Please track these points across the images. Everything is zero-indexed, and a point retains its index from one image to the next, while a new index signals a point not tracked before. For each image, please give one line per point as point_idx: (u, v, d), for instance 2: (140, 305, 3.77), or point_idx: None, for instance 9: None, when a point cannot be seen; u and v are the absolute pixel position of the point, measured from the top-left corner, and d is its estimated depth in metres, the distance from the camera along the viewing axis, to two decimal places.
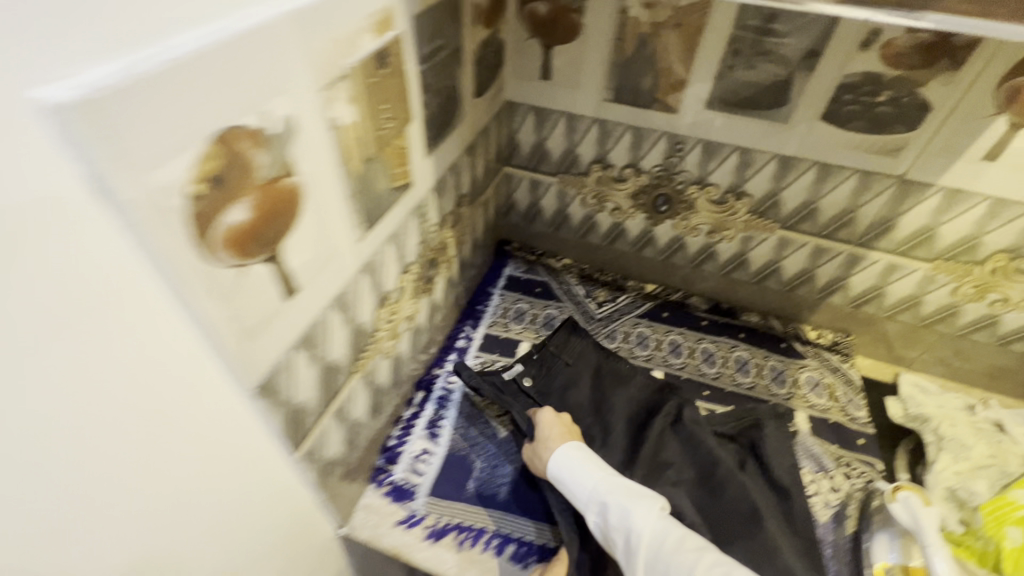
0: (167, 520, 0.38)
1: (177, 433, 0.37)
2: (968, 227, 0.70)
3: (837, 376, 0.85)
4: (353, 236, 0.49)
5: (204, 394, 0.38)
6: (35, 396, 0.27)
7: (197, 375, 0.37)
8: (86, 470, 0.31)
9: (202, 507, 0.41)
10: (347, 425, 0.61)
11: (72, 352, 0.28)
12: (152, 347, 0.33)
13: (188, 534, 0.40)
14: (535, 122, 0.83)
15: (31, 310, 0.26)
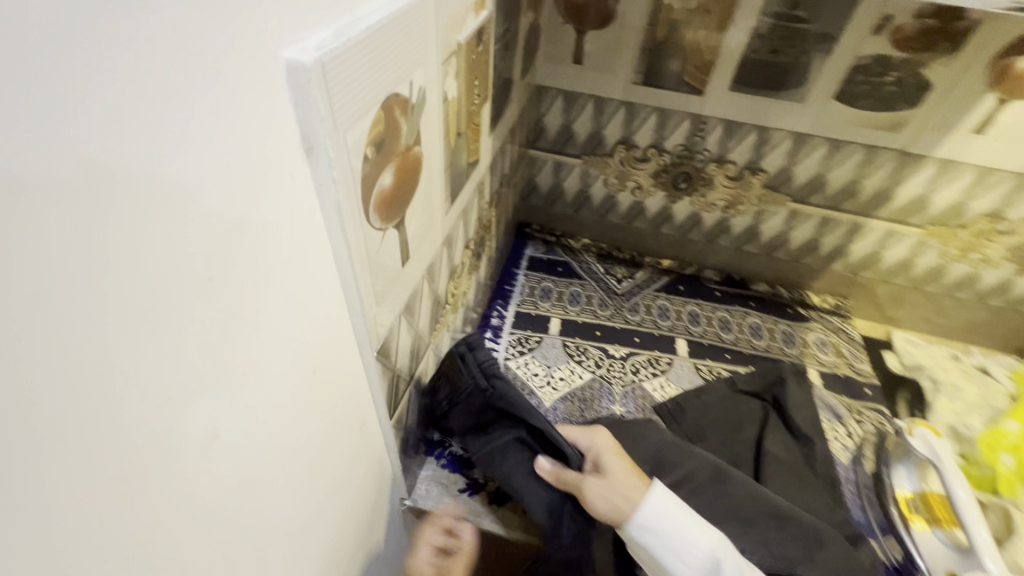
0: (309, 472, 0.40)
1: (323, 388, 0.39)
2: (957, 195, 0.79)
3: (840, 336, 0.94)
4: (442, 208, 0.51)
5: (342, 352, 0.40)
6: (251, 339, 0.29)
7: (340, 336, 0.39)
8: (270, 414, 0.33)
9: (332, 465, 0.44)
10: (418, 396, 0.63)
11: (274, 301, 0.30)
12: (319, 303, 0.35)
13: (318, 488, 0.42)
14: (563, 106, 0.87)
15: (256, 257, 0.28)
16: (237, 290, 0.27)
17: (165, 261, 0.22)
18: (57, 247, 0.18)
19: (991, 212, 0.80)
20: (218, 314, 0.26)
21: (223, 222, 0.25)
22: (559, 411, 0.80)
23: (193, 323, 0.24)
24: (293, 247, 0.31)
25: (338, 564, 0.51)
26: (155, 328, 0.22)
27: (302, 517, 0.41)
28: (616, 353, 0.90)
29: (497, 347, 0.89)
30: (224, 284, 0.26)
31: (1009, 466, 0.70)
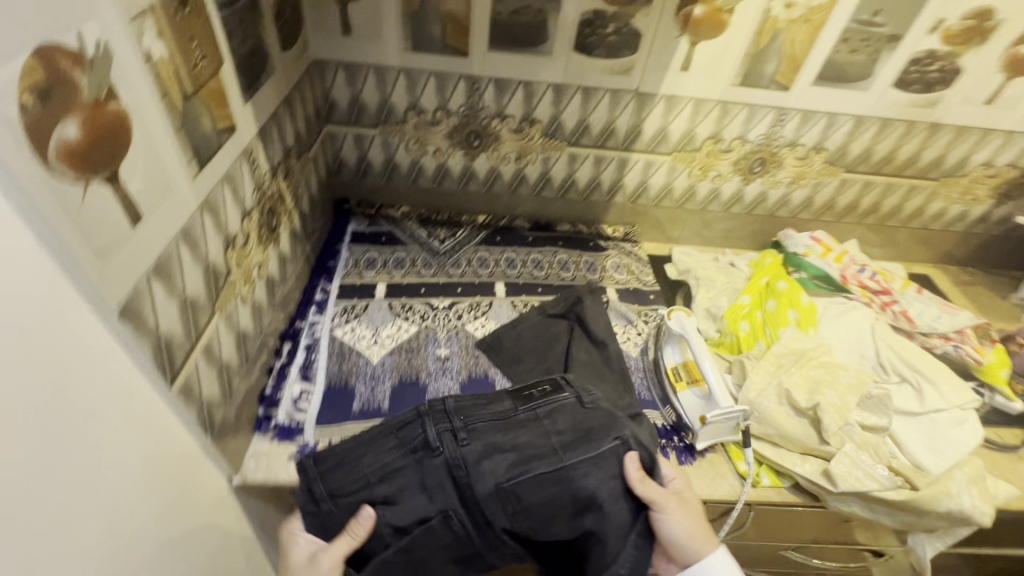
0: (65, 445, 0.39)
1: (54, 356, 0.38)
2: (686, 124, 0.97)
3: (631, 257, 1.10)
4: (186, 171, 0.52)
5: (71, 317, 0.40)
6: None
7: (65, 303, 0.39)
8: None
9: (97, 451, 0.43)
10: (216, 367, 0.63)
11: None
12: (17, 263, 0.34)
13: (85, 461, 0.41)
14: (347, 79, 0.90)
15: None
16: None
17: None
18: None
19: (712, 135, 0.99)
20: None
21: None
22: (388, 364, 0.85)
23: None
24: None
25: (146, 547, 0.50)
26: None
27: (66, 505, 0.40)
28: (440, 305, 0.96)
29: (322, 319, 0.90)
30: None
31: (744, 330, 0.92)
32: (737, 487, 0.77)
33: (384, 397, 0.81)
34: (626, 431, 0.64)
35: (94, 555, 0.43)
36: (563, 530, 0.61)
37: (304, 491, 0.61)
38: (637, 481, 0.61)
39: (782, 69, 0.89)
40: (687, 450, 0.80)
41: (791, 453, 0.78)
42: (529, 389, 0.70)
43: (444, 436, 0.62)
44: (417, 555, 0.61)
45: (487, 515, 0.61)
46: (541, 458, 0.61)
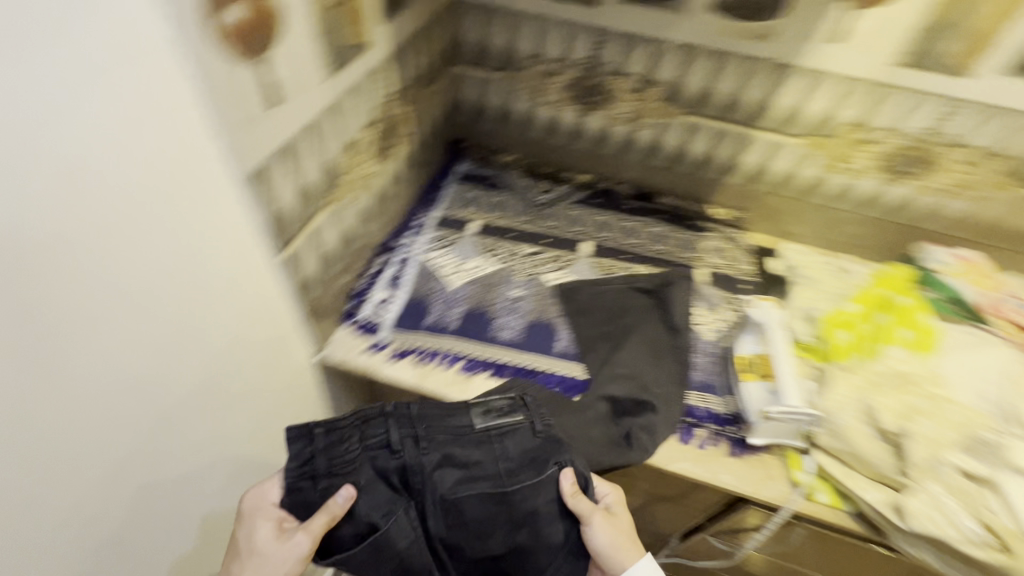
0: (179, 266, 0.52)
1: (187, 195, 0.50)
2: (826, 104, 0.88)
3: (732, 244, 1.04)
4: (320, 73, 0.60)
5: (208, 170, 0.51)
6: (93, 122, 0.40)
7: (207, 155, 0.50)
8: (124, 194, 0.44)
9: (205, 281, 0.55)
10: (318, 253, 0.74)
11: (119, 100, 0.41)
12: (172, 113, 0.46)
13: (192, 285, 0.54)
14: (480, 21, 0.95)
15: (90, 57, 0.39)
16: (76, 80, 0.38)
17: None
18: None
19: (857, 120, 0.88)
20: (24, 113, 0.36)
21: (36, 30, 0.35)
22: (464, 293, 0.91)
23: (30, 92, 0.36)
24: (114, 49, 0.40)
25: (222, 374, 0.63)
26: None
27: (169, 309, 0.52)
28: (524, 251, 1.00)
29: (416, 242, 0.98)
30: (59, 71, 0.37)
31: (842, 341, 0.81)
32: (786, 496, 0.73)
33: (454, 318, 0.88)
34: (567, 457, 0.67)
35: (179, 355, 0.55)
36: (498, 546, 0.66)
37: (303, 458, 0.64)
38: (570, 492, 0.64)
39: (962, 50, 0.76)
40: (739, 442, 0.77)
41: (859, 476, 0.70)
42: (486, 403, 0.70)
43: (405, 442, 0.65)
44: (383, 553, 0.62)
45: (429, 520, 0.65)
46: (483, 480, 0.65)
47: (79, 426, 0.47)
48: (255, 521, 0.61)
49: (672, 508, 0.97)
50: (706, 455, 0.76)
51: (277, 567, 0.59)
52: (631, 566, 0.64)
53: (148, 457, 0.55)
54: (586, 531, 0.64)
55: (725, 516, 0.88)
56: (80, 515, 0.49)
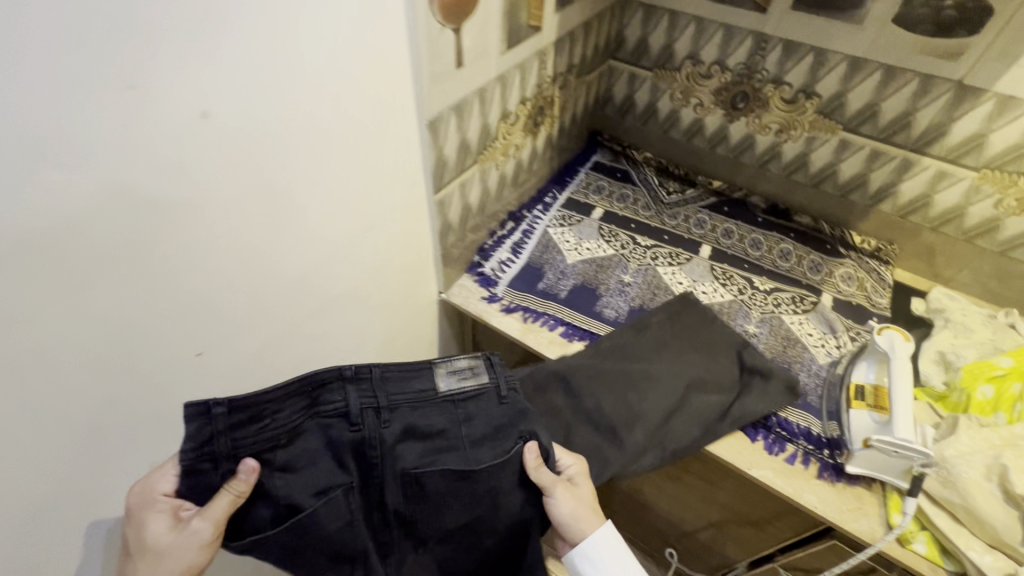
0: (370, 197, 0.66)
1: (383, 141, 0.63)
2: (1016, 136, 0.79)
3: (870, 275, 0.97)
4: (498, 46, 0.71)
5: (400, 120, 0.63)
6: (331, 87, 0.53)
7: (403, 104, 0.63)
8: (343, 141, 0.58)
9: (383, 207, 0.69)
10: (462, 203, 0.85)
11: (348, 68, 0.53)
12: (385, 74, 0.58)
13: (375, 211, 0.68)
14: (643, 20, 1.01)
15: (334, 39, 0.50)
16: (321, 54, 0.50)
17: (281, 23, 0.46)
18: (222, 20, 0.42)
19: None
20: (287, 87, 0.49)
21: (302, 24, 0.47)
22: (577, 268, 0.97)
23: (290, 69, 0.48)
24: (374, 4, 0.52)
25: (373, 284, 0.76)
26: (274, 66, 0.47)
27: (359, 229, 0.67)
28: (643, 243, 1.03)
29: (543, 217, 1.06)
30: (311, 52, 0.49)
31: (986, 396, 0.73)
32: (876, 533, 0.68)
33: (565, 290, 0.94)
34: (532, 429, 0.69)
35: (352, 256, 0.69)
36: (453, 520, 0.69)
37: (202, 440, 0.53)
38: (533, 466, 0.68)
39: None
40: (834, 469, 0.73)
41: (973, 537, 0.64)
42: (447, 363, 0.69)
43: (366, 413, 0.62)
44: (308, 535, 0.59)
45: (384, 490, 0.65)
46: (448, 450, 0.67)
47: (282, 292, 0.60)
48: (145, 517, 0.52)
49: (748, 531, 0.94)
50: (793, 470, 0.73)
51: (183, 558, 0.52)
52: (593, 532, 0.68)
53: (323, 343, 0.71)
54: (549, 500, 0.69)
55: (801, 551, 0.85)
56: (271, 359, 0.63)
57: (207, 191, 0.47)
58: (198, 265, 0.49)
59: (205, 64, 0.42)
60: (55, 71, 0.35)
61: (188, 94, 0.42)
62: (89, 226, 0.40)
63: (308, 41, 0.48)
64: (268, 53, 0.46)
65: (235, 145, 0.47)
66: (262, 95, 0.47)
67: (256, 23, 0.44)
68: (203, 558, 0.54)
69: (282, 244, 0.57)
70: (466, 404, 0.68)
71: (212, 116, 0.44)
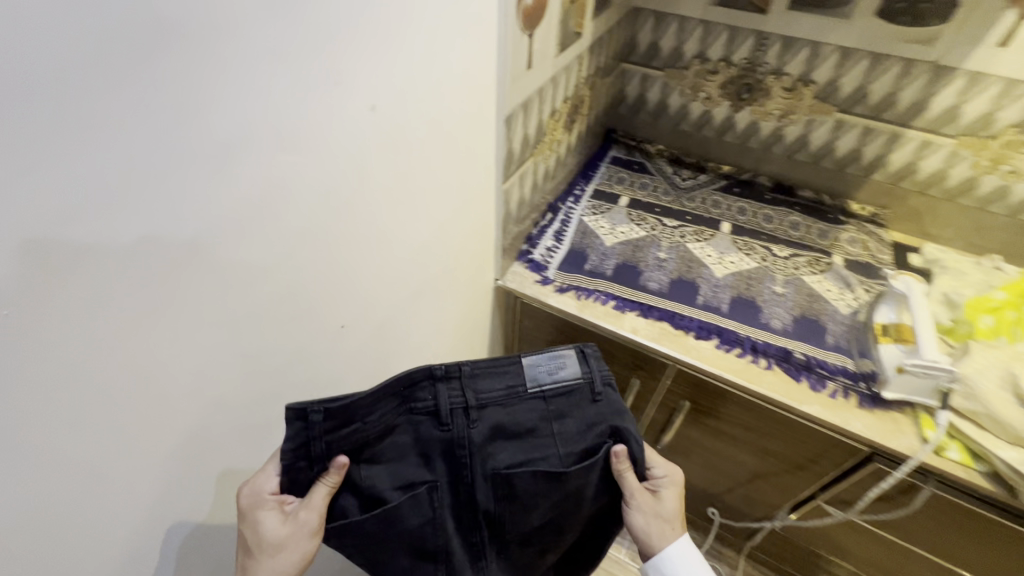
0: (459, 198, 0.75)
1: (473, 145, 0.72)
2: (985, 106, 0.93)
3: (871, 236, 1.09)
4: (554, 50, 0.80)
5: (485, 124, 0.73)
6: (447, 102, 0.62)
7: (490, 106, 0.72)
8: (449, 149, 0.67)
9: (467, 204, 0.78)
10: (517, 194, 0.94)
11: (458, 84, 0.63)
12: (481, 85, 0.68)
13: (462, 209, 0.77)
14: (654, 25, 1.13)
15: (452, 61, 0.60)
16: (444, 74, 0.60)
17: (424, 50, 0.55)
18: (390, 53, 0.51)
19: (1018, 123, 0.92)
20: (422, 104, 0.58)
21: (435, 51, 0.56)
22: (616, 250, 1.07)
23: (424, 88, 0.57)
24: (483, 13, 0.61)
25: (456, 268, 0.84)
26: (416, 86, 0.56)
27: (450, 226, 0.76)
28: (669, 223, 1.13)
29: (576, 208, 1.16)
30: (438, 73, 0.58)
31: (986, 326, 0.85)
32: (916, 447, 0.79)
33: (609, 268, 1.04)
34: (625, 428, 0.70)
35: (445, 243, 0.77)
36: (536, 520, 0.71)
37: (299, 443, 0.55)
38: (619, 468, 0.69)
39: None
40: (871, 398, 0.84)
41: (996, 438, 0.75)
42: (537, 361, 0.69)
43: (455, 412, 0.65)
44: (394, 527, 0.62)
45: (473, 490, 0.68)
46: (541, 446, 0.68)
47: (399, 278, 0.68)
48: (256, 513, 0.54)
49: (785, 475, 1.02)
50: (837, 403, 0.84)
51: (299, 545, 0.55)
52: (661, 542, 0.70)
53: (415, 323, 0.78)
54: (627, 505, 0.71)
55: (841, 485, 0.94)
56: (386, 332, 0.71)
57: (365, 195, 0.55)
58: (352, 245, 0.57)
59: (376, 86, 0.51)
60: (295, 68, 0.42)
61: (366, 90, 0.50)
62: (294, 203, 0.48)
63: (439, 54, 0.57)
64: (416, 55, 0.54)
65: (387, 136, 0.55)
66: (406, 110, 0.56)
67: (412, 29, 0.52)
68: (314, 543, 0.57)
69: (403, 237, 0.65)
70: (558, 402, 0.69)
71: (377, 109, 0.52)
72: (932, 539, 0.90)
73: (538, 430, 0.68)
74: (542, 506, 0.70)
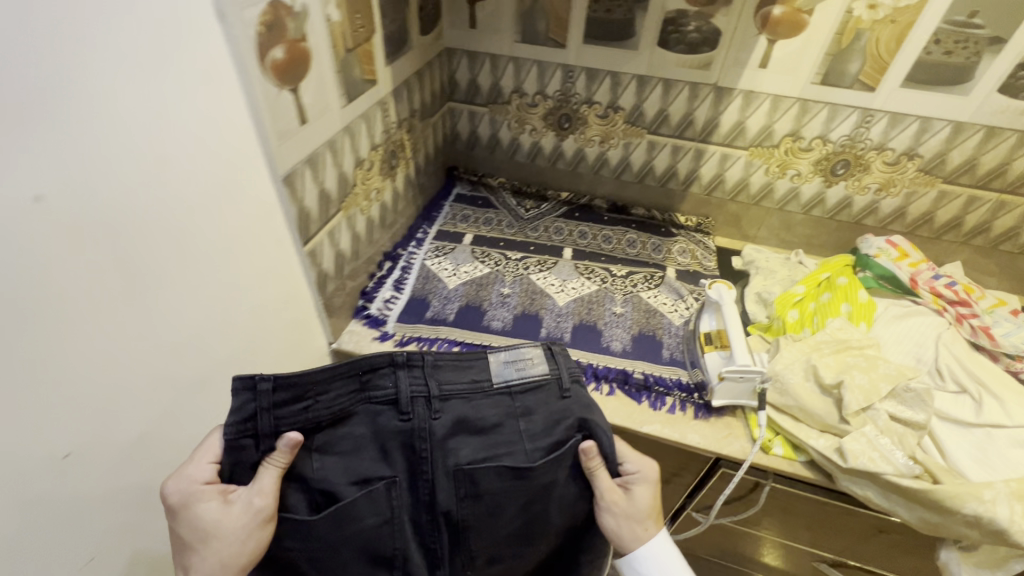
0: (243, 263, 0.66)
1: (245, 211, 0.64)
2: (763, 120, 1.03)
3: (699, 245, 1.16)
4: (338, 102, 0.76)
5: (257, 189, 0.66)
6: (180, 173, 0.54)
7: (256, 171, 0.65)
8: (203, 220, 0.58)
9: (258, 268, 0.70)
10: (334, 251, 0.87)
11: (195, 155, 0.55)
12: (233, 151, 0.60)
13: (254, 273, 0.69)
14: (469, 64, 1.13)
15: (175, 133, 0.52)
16: (166, 147, 0.52)
17: (118, 128, 0.47)
18: (55, 143, 0.42)
19: (791, 132, 1.03)
20: (135, 184, 0.50)
21: (138, 125, 0.48)
22: (459, 291, 1.04)
23: (132, 168, 0.49)
24: (199, 69, 0.53)
25: (255, 348, 0.73)
26: (116, 168, 0.47)
27: (240, 295, 0.67)
28: (513, 256, 1.12)
29: (418, 252, 1.12)
30: (153, 148, 0.50)
31: (793, 317, 0.92)
32: (747, 449, 0.81)
33: (451, 313, 1.00)
34: (594, 423, 0.66)
35: (230, 314, 0.66)
36: (506, 526, 0.66)
37: (246, 414, 0.56)
38: (588, 465, 0.65)
39: (866, 68, 0.91)
40: (705, 408, 0.86)
41: (809, 427, 0.79)
42: (510, 354, 0.70)
43: (416, 401, 0.64)
44: (346, 528, 0.60)
45: (433, 490, 0.65)
46: (506, 442, 0.66)
47: (174, 369, 0.58)
48: (193, 505, 0.52)
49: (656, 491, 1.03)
50: (676, 418, 0.85)
51: (244, 536, 0.53)
52: (637, 546, 0.63)
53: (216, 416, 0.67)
54: (598, 507, 0.66)
55: (702, 493, 0.95)
56: (148, 452, 0.57)
57: (66, 298, 0.45)
58: (54, 363, 0.45)
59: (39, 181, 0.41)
60: None
61: (15, 180, 0.40)
62: None
63: (145, 126, 0.49)
64: (94, 128, 0.44)
65: (69, 223, 0.44)
66: (107, 194, 0.47)
67: (73, 95, 0.42)
68: (264, 535, 0.54)
69: (163, 326, 0.56)
70: (526, 398, 0.68)
71: (47, 199, 0.42)
72: (786, 525, 0.94)
73: (501, 425, 0.67)
74: (507, 509, 0.66)
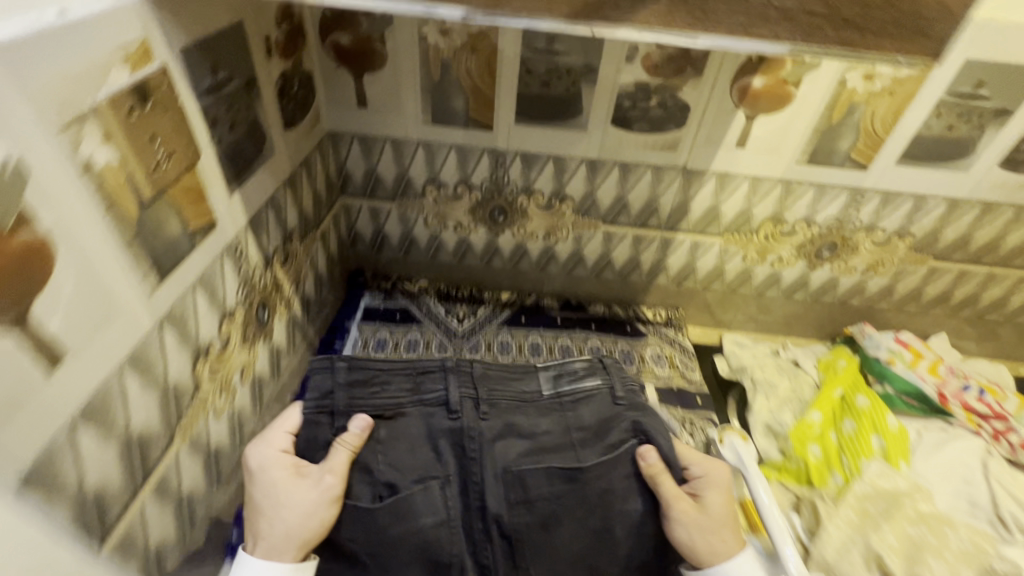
0: None
1: None
2: (741, 203, 0.84)
3: (674, 346, 0.94)
4: (139, 287, 0.44)
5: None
6: None
7: None
8: None
9: None
10: (172, 502, 0.53)
11: None
12: None
13: None
14: (362, 151, 0.83)
15: None
16: None
17: None
18: None
19: (773, 215, 0.85)
20: None
21: None
22: None
23: None
24: None
25: None
26: None
27: None
28: None
29: None
30: None
31: (815, 455, 0.75)
32: None
33: None
34: (648, 429, 0.56)
35: None
36: (570, 544, 0.51)
37: (324, 392, 0.54)
38: (651, 477, 0.52)
39: (859, 145, 0.76)
40: None
41: None
42: (562, 367, 0.63)
43: (465, 402, 0.56)
44: (409, 523, 0.49)
45: (484, 496, 0.52)
46: (553, 448, 0.55)
47: None
48: (269, 471, 0.48)
49: None
50: None
51: (310, 512, 0.47)
52: (719, 557, 0.50)
53: None
54: (664, 518, 0.52)
55: None
56: None
57: None
58: None
59: None
60: None
61: None
62: None
63: None
64: None
65: None
66: None
67: None
68: (330, 514, 0.48)
69: None
70: (580, 405, 0.59)
71: None
72: None
73: (552, 433, 0.57)
74: (565, 518, 0.52)
